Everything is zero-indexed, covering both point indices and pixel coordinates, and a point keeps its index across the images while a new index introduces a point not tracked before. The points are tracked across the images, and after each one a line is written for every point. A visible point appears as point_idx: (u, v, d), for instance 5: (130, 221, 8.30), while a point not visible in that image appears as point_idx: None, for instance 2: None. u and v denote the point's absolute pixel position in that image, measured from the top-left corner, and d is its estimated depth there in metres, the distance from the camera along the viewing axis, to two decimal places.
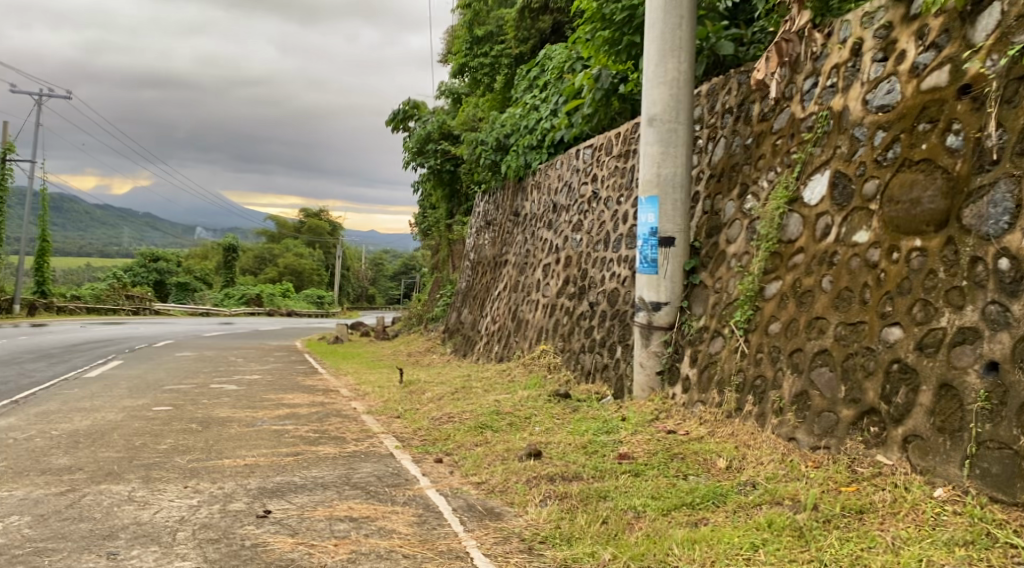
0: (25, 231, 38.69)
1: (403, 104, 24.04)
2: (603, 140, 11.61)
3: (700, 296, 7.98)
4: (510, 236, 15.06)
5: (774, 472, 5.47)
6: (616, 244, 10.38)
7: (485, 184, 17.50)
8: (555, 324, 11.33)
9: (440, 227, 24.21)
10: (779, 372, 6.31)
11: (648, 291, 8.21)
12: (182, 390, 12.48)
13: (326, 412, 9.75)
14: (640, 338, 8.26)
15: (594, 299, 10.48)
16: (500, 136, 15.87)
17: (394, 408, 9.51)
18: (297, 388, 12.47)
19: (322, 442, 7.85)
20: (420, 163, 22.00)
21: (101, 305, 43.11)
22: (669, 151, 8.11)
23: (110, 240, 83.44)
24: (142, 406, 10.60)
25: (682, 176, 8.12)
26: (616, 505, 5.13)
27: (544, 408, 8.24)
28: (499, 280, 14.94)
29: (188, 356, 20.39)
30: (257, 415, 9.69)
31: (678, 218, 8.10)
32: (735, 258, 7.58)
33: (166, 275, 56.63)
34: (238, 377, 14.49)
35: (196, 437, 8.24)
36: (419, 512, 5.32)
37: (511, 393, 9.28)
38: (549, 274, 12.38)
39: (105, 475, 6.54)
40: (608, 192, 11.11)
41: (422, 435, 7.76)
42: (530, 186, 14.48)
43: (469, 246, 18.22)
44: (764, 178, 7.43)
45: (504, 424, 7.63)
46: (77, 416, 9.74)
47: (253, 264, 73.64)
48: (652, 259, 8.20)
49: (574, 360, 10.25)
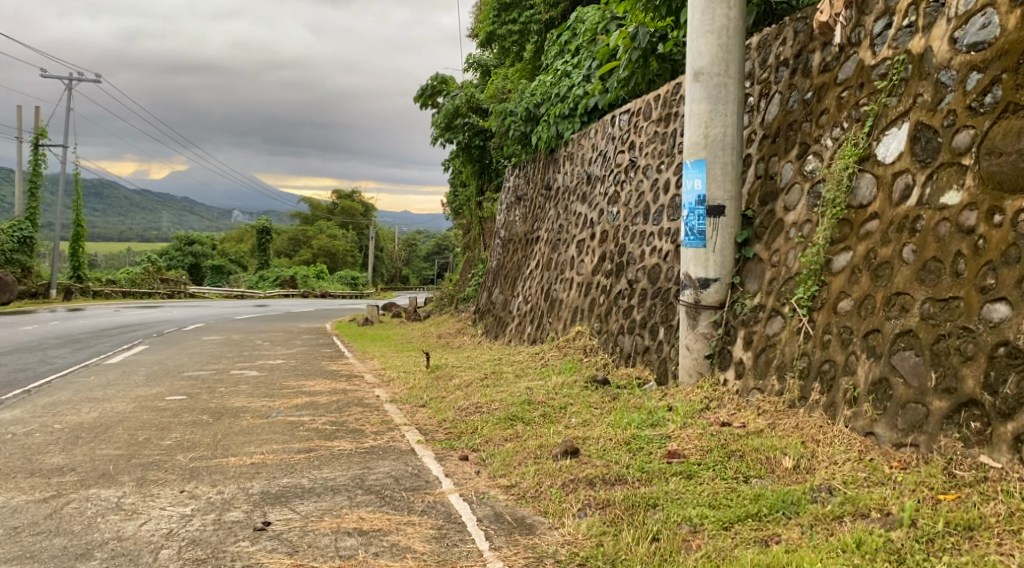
0: (59, 216, 38.54)
1: (431, 79, 23.25)
2: (640, 104, 10.76)
3: (755, 271, 7.15)
4: (542, 211, 14.28)
5: (853, 475, 4.70)
6: (657, 215, 9.56)
7: (515, 157, 16.70)
8: (590, 303, 10.55)
9: (470, 204, 23.45)
10: (852, 356, 5.50)
11: (695, 266, 7.41)
12: (201, 377, 11.91)
13: (347, 401, 9.09)
14: (686, 319, 7.48)
15: (633, 276, 9.67)
16: (530, 105, 15.05)
17: (419, 397, 8.80)
18: (320, 374, 11.85)
19: (338, 436, 7.18)
20: (448, 138, 21.23)
21: (136, 289, 43.05)
22: (719, 109, 7.27)
23: (147, 224, 83.91)
24: (155, 395, 10.03)
25: (733, 136, 7.29)
26: (668, 517, 4.41)
27: (581, 397, 7.49)
28: (530, 258, 14.18)
29: (216, 339, 19.94)
30: (274, 405, 9.06)
31: (728, 183, 7.28)
32: (795, 227, 6.74)
33: (201, 258, 56.68)
34: (262, 362, 13.92)
35: (204, 431, 7.61)
36: (440, 524, 4.61)
37: (545, 379, 8.54)
38: (583, 250, 11.59)
39: (97, 477, 5.91)
40: (647, 160, 10.27)
41: (447, 428, 7.06)
42: (562, 157, 13.68)
43: (498, 223, 17.46)
44: (827, 135, 6.58)
45: (536, 416, 6.89)
46: (86, 407, 9.20)
47: (286, 247, 73.64)
48: (699, 230, 7.39)
49: (612, 343, 9.48)
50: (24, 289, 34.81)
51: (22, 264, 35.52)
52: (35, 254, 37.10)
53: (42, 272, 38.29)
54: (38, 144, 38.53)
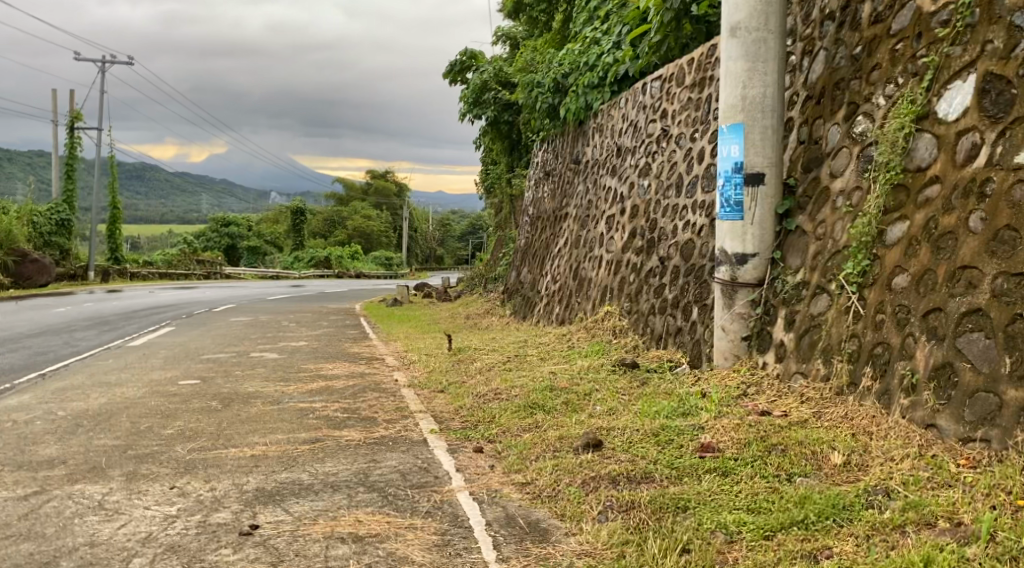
0: (95, 198, 38.73)
1: (461, 54, 22.63)
2: (673, 68, 10.12)
3: (797, 244, 6.55)
4: (571, 186, 13.68)
5: (914, 475, 4.14)
6: (691, 187, 8.95)
7: (543, 131, 16.09)
8: (620, 282, 9.99)
9: (501, 182, 22.84)
10: (909, 339, 4.91)
11: (732, 241, 6.83)
12: (219, 360, 11.57)
13: (364, 385, 8.65)
14: (722, 298, 6.90)
15: (665, 253, 9.08)
16: (558, 75, 14.43)
17: (438, 381, 8.33)
18: (341, 357, 11.45)
19: (348, 425, 6.73)
20: (477, 114, 20.67)
21: (173, 270, 43.21)
22: (758, 67, 6.66)
23: (184, 206, 84.58)
24: (168, 379, 9.68)
25: (773, 97, 6.68)
26: (700, 523, 3.90)
27: (607, 382, 6.96)
28: (559, 236, 13.61)
29: (243, 321, 19.66)
30: (288, 390, 8.66)
31: (769, 149, 6.68)
32: (843, 196, 6.13)
33: (237, 239, 56.82)
34: (285, 344, 13.58)
35: (209, 419, 7.22)
36: (443, 530, 4.14)
37: (570, 363, 8.02)
38: (613, 226, 11.00)
39: (86, 471, 5.52)
40: (680, 129, 9.64)
41: (463, 417, 6.58)
42: (591, 129, 13.09)
43: (528, 200, 16.86)
44: (880, 93, 5.97)
45: (558, 404, 6.37)
46: (96, 393, 8.87)
47: (321, 227, 73.69)
48: (736, 202, 6.80)
49: (643, 324, 8.93)
50: (62, 271, 35.04)
51: (60, 247, 35.76)
52: (73, 236, 37.34)
53: (80, 254, 38.57)
54: (74, 127, 38.69)
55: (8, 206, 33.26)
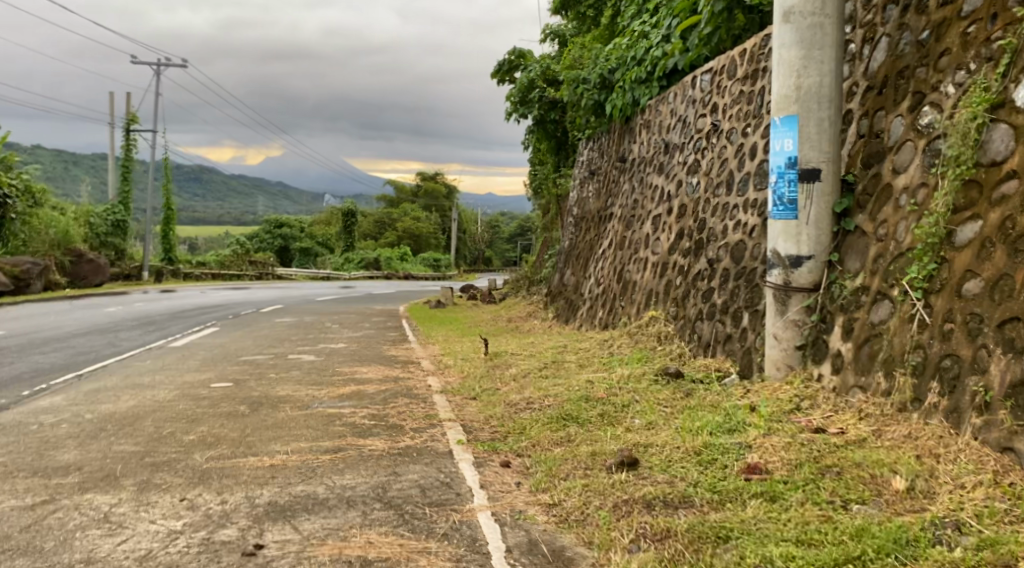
0: (151, 199, 39.39)
1: (509, 54, 22.31)
2: (723, 61, 9.66)
3: (857, 246, 6.11)
4: (616, 186, 13.26)
5: (989, 507, 3.68)
6: (742, 185, 8.49)
7: (588, 129, 15.69)
8: (666, 286, 9.56)
9: (548, 182, 22.41)
10: (982, 351, 4.47)
11: (785, 242, 6.43)
12: (255, 362, 11.40)
13: (396, 391, 8.36)
14: (775, 304, 6.53)
15: (713, 255, 8.63)
16: (603, 71, 14.02)
17: (472, 388, 8.00)
18: (378, 360, 11.19)
19: (374, 433, 6.43)
20: (523, 114, 20.41)
21: (225, 271, 43.70)
22: (813, 55, 6.23)
23: (238, 208, 85.92)
24: (200, 382, 9.49)
25: (830, 87, 6.25)
26: (743, 557, 3.51)
27: (648, 393, 6.57)
28: (603, 237, 13.19)
29: (287, 322, 19.60)
30: (318, 394, 8.40)
31: (825, 143, 6.25)
32: (907, 193, 5.68)
33: (289, 241, 57.38)
34: (324, 346, 13.40)
35: (233, 424, 6.98)
36: (459, 556, 3.82)
37: (610, 371, 7.64)
38: (659, 227, 10.57)
39: (99, 480, 5.30)
40: (731, 124, 9.18)
41: (494, 427, 6.24)
42: (638, 126, 12.66)
43: (572, 200, 16.46)
44: (949, 81, 5.54)
45: (594, 416, 5.99)
46: (126, 395, 8.72)
47: (371, 229, 74.16)
48: (790, 200, 6.39)
49: (689, 330, 8.50)
50: (117, 270, 35.58)
51: (117, 248, 36.34)
52: (129, 237, 37.97)
53: (135, 254, 39.20)
54: (131, 129, 39.40)
55: (67, 207, 33.97)
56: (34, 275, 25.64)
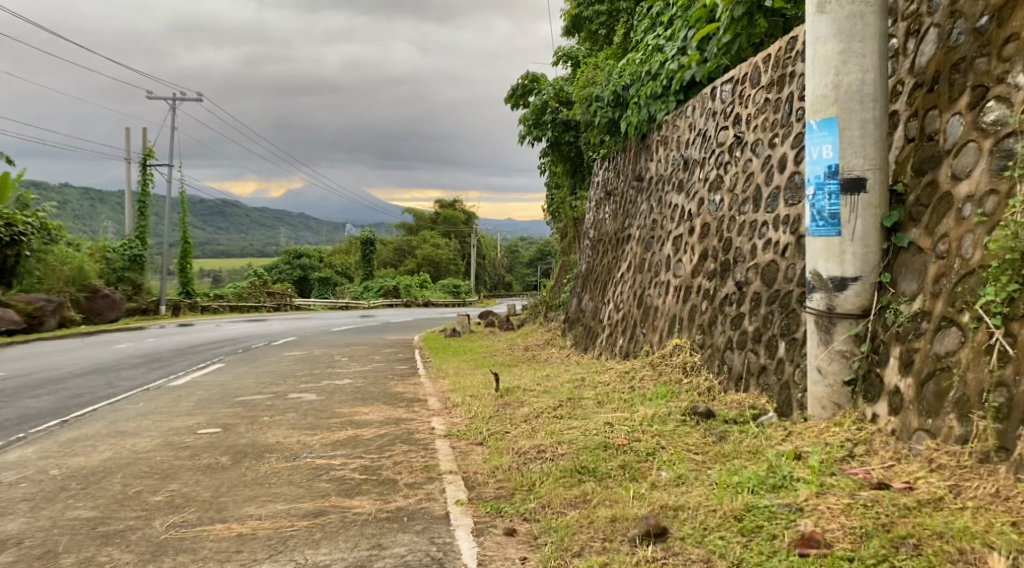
0: (169, 232, 39.05)
1: (521, 78, 21.67)
2: (746, 68, 8.89)
3: (911, 265, 5.28)
4: (634, 206, 12.47)
5: None
6: (771, 200, 7.68)
7: (603, 148, 14.93)
8: (690, 311, 8.75)
9: (564, 206, 21.62)
10: None
11: (827, 262, 5.62)
12: (253, 402, 10.65)
13: (396, 435, 7.58)
14: (818, 333, 5.71)
15: (742, 278, 7.82)
16: (617, 87, 13.26)
17: (480, 431, 7.21)
18: (382, 398, 10.42)
19: (361, 491, 5.64)
20: (536, 136, 19.77)
21: (242, 303, 43.24)
22: (853, 48, 5.46)
23: (258, 239, 85.90)
24: (188, 428, 8.74)
25: (874, 84, 5.47)
26: None
27: (674, 438, 5.76)
28: (621, 260, 12.40)
29: (296, 355, 18.87)
30: (311, 441, 7.62)
31: (870, 148, 5.46)
32: (971, 203, 4.89)
33: (308, 271, 56.95)
34: (329, 383, 12.64)
35: (209, 481, 6.21)
36: None
37: (632, 410, 6.83)
38: (681, 248, 9.76)
39: (37, 559, 4.56)
40: (756, 135, 8.38)
41: (500, 483, 5.45)
42: (655, 143, 11.90)
43: (588, 223, 15.66)
44: (1019, 71, 4.81)
45: (614, 468, 5.18)
46: (104, 444, 7.99)
47: (391, 257, 73.71)
48: (831, 214, 5.59)
49: (718, 360, 7.69)
50: (135, 305, 35.17)
51: (134, 282, 35.86)
52: (146, 271, 37.55)
53: (152, 288, 38.79)
54: (146, 164, 39.15)
55: (82, 242, 33.60)
56: (47, 312, 25.13)
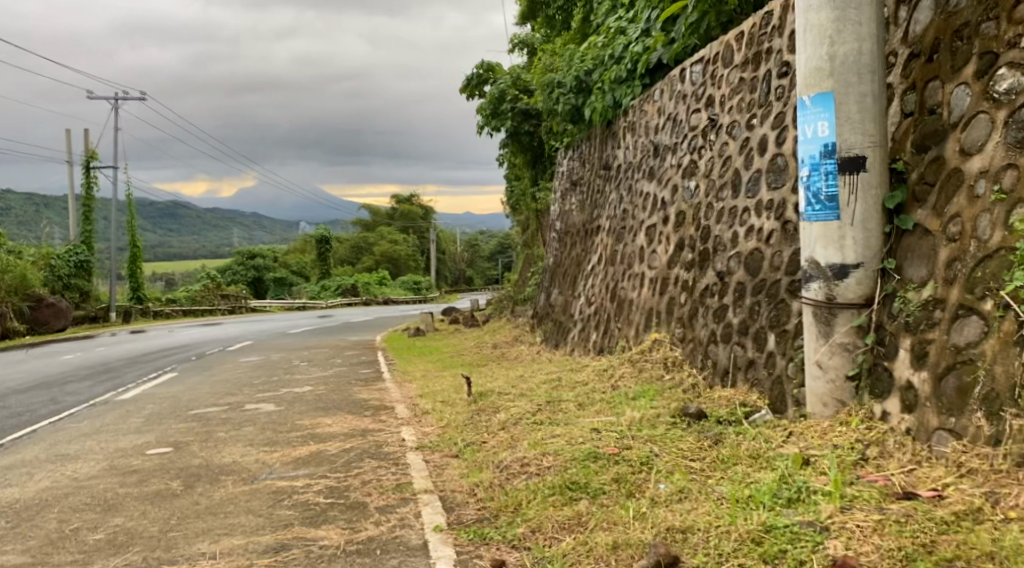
0: (117, 237, 37.70)
1: (477, 69, 21.11)
2: (718, 47, 8.45)
3: (917, 249, 4.88)
4: (601, 196, 12.03)
5: None
6: (752, 184, 7.26)
7: (566, 136, 14.46)
8: (668, 303, 8.33)
9: (525, 198, 21.12)
10: None
11: (826, 249, 5.22)
12: (208, 415, 9.99)
13: (362, 449, 7.02)
14: (817, 325, 5.31)
15: (723, 268, 7.40)
16: (580, 73, 12.76)
17: (454, 442, 6.69)
18: (346, 406, 9.83)
19: (329, 518, 5.09)
20: (495, 127, 19.24)
21: (197, 307, 41.96)
22: (849, 15, 5.07)
23: (211, 241, 84.01)
24: (136, 448, 8.07)
25: (872, 53, 5.07)
26: None
27: (668, 443, 5.32)
28: (591, 251, 11.95)
29: (253, 361, 18.10)
30: (270, 459, 7.01)
31: (868, 123, 5.05)
32: (985, 179, 4.49)
33: (264, 271, 55.68)
34: (289, 390, 11.99)
35: (157, 512, 5.61)
36: None
37: (618, 412, 6.37)
38: (654, 238, 9.33)
39: None
40: (732, 117, 7.95)
41: (482, 503, 4.95)
42: (621, 129, 11.45)
43: (553, 214, 15.17)
44: None
45: (607, 483, 4.71)
46: (43, 471, 7.30)
47: (349, 254, 72.56)
48: (828, 196, 5.20)
49: (702, 355, 7.27)
50: (84, 313, 33.85)
51: (82, 289, 34.57)
52: (94, 278, 36.20)
53: (101, 295, 37.42)
54: (90, 167, 37.75)
55: (24, 249, 32.22)
56: None
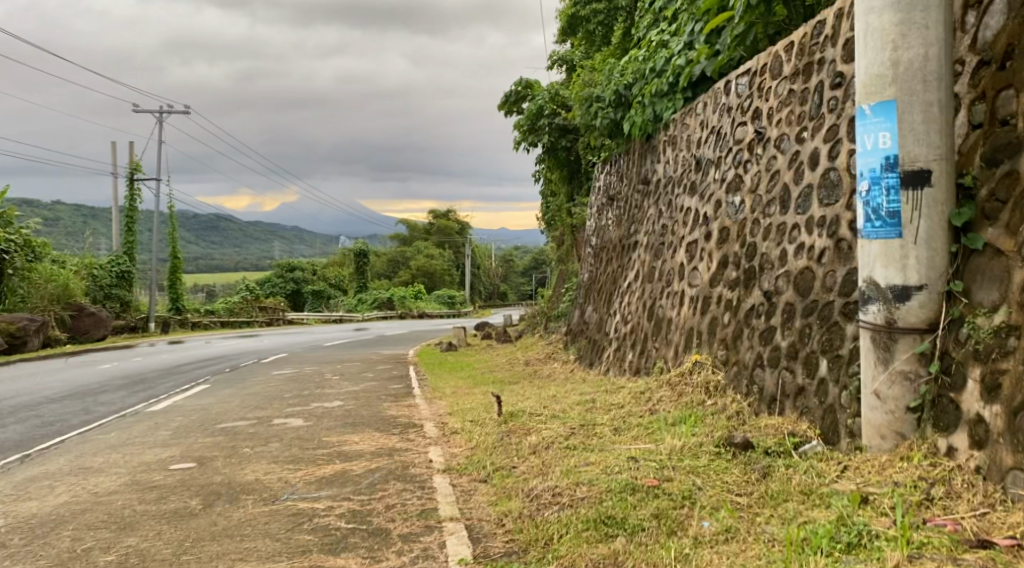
0: (158, 248, 38.06)
1: (515, 84, 20.91)
2: (766, 58, 8.11)
3: (988, 271, 4.49)
4: (640, 211, 11.69)
5: None
6: (802, 200, 6.88)
7: (605, 150, 14.14)
8: (711, 324, 7.96)
9: (561, 214, 20.82)
10: None
11: (885, 269, 4.83)
12: (235, 430, 9.79)
13: (388, 470, 6.74)
14: (874, 352, 4.89)
15: (770, 288, 7.03)
16: (619, 86, 12.45)
17: (483, 465, 6.38)
18: (374, 423, 9.57)
19: (348, 546, 4.81)
20: (532, 142, 18.99)
21: (234, 318, 42.20)
22: (915, 18, 4.72)
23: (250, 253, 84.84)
24: (159, 463, 7.87)
25: (938, 59, 4.71)
26: None
27: (711, 474, 4.96)
28: (627, 268, 11.61)
29: (285, 374, 17.96)
30: (293, 478, 6.76)
31: (934, 134, 4.68)
32: None
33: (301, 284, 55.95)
34: (319, 405, 11.78)
35: (172, 533, 5.37)
36: None
37: (657, 439, 6.02)
38: (696, 255, 8.97)
39: None
40: (780, 130, 7.59)
41: (510, 536, 4.63)
42: (662, 143, 11.12)
43: (589, 230, 14.85)
44: None
45: (646, 519, 4.36)
46: (63, 485, 7.12)
47: (385, 268, 72.76)
48: (889, 213, 4.83)
49: (746, 379, 6.90)
50: (123, 323, 34.13)
51: (122, 299, 34.90)
52: (134, 288, 36.54)
53: (140, 305, 37.76)
54: (134, 178, 38.20)
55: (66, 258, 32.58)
56: (31, 332, 24.14)
